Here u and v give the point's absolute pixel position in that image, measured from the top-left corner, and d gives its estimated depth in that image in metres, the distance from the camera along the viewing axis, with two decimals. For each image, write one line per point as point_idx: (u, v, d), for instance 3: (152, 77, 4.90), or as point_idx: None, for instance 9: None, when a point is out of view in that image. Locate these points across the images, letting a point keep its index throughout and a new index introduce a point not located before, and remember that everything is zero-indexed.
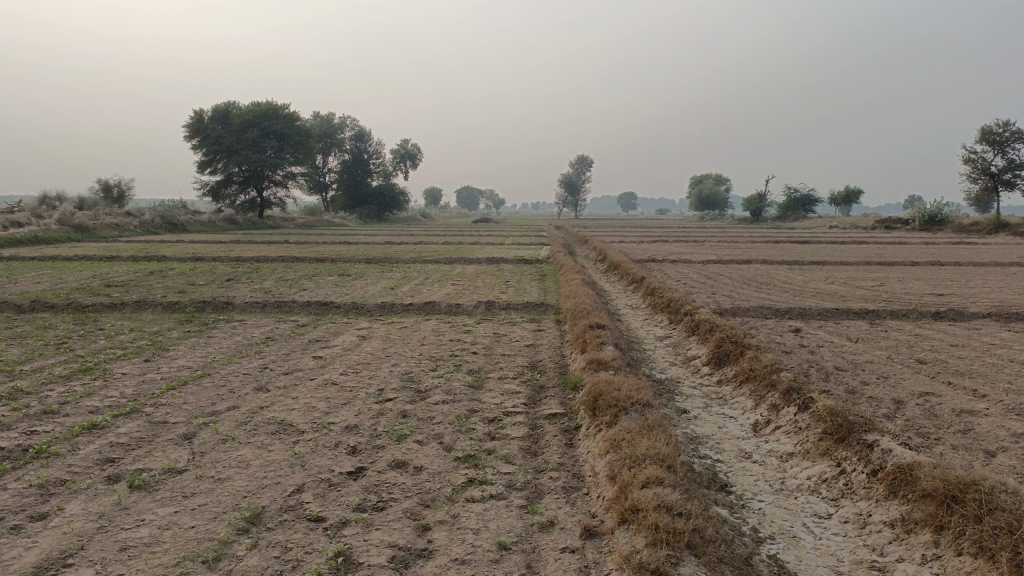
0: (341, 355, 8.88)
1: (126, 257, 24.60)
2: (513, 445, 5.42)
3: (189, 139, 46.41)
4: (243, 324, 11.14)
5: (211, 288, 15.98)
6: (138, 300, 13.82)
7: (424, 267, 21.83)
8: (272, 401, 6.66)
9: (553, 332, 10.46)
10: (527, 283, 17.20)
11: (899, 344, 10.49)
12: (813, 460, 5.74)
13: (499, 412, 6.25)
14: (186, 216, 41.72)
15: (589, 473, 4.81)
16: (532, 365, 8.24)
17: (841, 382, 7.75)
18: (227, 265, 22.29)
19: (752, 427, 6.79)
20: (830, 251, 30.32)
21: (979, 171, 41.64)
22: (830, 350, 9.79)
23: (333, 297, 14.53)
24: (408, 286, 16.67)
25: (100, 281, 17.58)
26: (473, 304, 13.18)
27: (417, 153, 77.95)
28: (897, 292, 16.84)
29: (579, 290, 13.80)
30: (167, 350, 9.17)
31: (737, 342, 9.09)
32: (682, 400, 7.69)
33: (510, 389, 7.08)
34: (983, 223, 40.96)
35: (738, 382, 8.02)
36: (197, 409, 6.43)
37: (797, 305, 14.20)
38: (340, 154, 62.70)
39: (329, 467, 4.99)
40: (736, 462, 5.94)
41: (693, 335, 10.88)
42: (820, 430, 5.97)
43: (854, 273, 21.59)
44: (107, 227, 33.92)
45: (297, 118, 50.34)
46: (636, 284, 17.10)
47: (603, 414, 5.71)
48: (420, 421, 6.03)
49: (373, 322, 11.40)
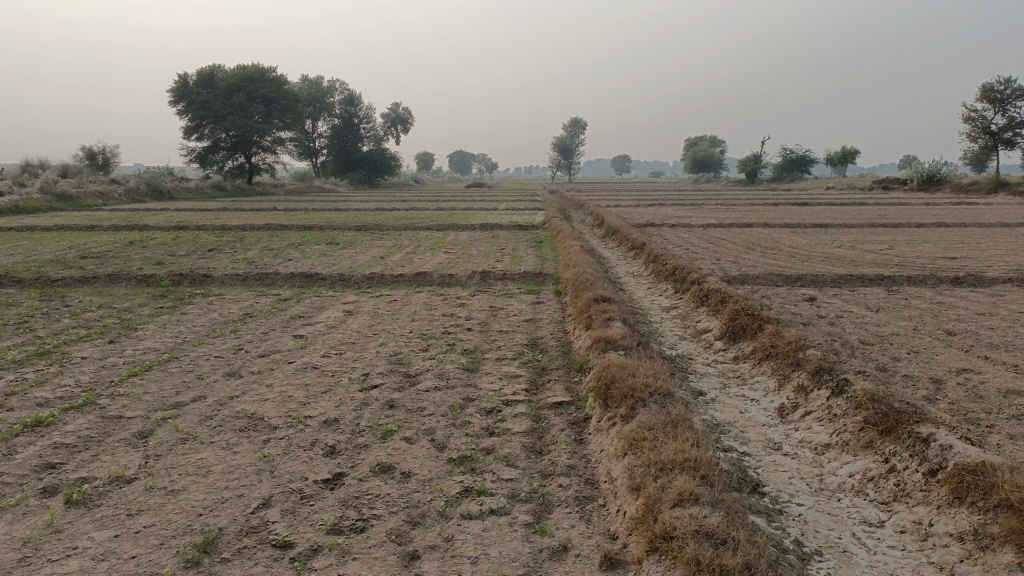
0: (323, 333, 8.15)
1: (106, 226, 23.71)
2: (515, 443, 4.72)
3: (173, 104, 45.01)
4: (220, 299, 10.38)
5: (191, 259, 15.15)
6: (112, 273, 13.01)
7: (416, 234, 21.04)
8: (243, 391, 5.93)
9: (553, 305, 9.72)
10: (523, 250, 16.46)
11: (923, 313, 9.79)
12: (853, 454, 5.08)
13: (498, 401, 5.54)
14: (172, 182, 40.66)
15: (606, 479, 4.13)
16: (532, 343, 7.53)
17: (871, 359, 7.06)
18: (211, 234, 21.47)
19: (778, 413, 6.12)
20: (832, 213, 29.55)
21: (979, 130, 40.77)
22: (851, 321, 9.10)
23: (319, 267, 13.74)
24: (398, 255, 15.91)
25: (75, 252, 16.74)
26: (467, 274, 12.45)
27: (409, 117, 76.51)
28: (908, 256, 16.14)
29: (578, 258, 13.02)
30: (135, 330, 8.41)
31: (753, 316, 8.39)
32: (697, 381, 7.01)
33: (510, 373, 6.37)
34: (983, 183, 40.26)
35: (757, 360, 7.35)
36: (157, 402, 5.71)
37: (808, 271, 13.51)
38: (329, 118, 61.50)
39: (301, 474, 4.28)
40: (765, 455, 5.28)
41: (702, 305, 10.18)
42: (860, 418, 5.33)
43: (861, 235, 20.85)
44: (90, 196, 32.90)
45: (285, 81, 48.97)
46: (636, 251, 16.38)
47: (617, 406, 5.02)
48: (409, 414, 5.32)
49: (359, 295, 10.63)
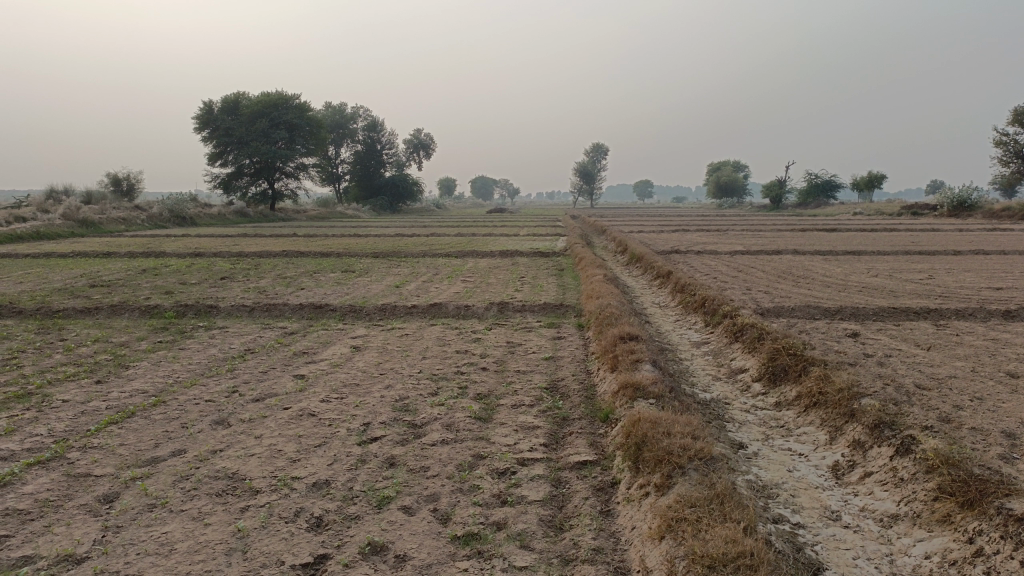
0: (326, 372, 7.53)
1: (123, 252, 23.43)
2: (530, 516, 4.03)
3: (198, 131, 45.11)
4: (222, 332, 9.82)
5: (201, 289, 14.68)
6: (117, 303, 12.51)
7: (434, 261, 20.48)
8: (228, 444, 5.30)
9: (575, 341, 9.05)
10: (544, 279, 15.85)
11: (978, 352, 8.97)
12: (928, 530, 4.32)
13: (513, 460, 4.86)
14: (195, 209, 40.55)
15: (639, 569, 3.44)
16: (552, 387, 6.85)
17: (932, 408, 6.28)
18: (226, 261, 21.09)
19: (832, 473, 5.38)
20: (863, 240, 28.65)
21: (1011, 154, 39.64)
22: (901, 361, 8.32)
23: (330, 297, 13.18)
24: (414, 283, 15.34)
25: (86, 280, 16.36)
26: (483, 305, 11.82)
27: (431, 142, 76.58)
28: (949, 286, 15.28)
29: (601, 289, 12.36)
30: (127, 369, 7.84)
31: (795, 356, 7.65)
32: (736, 431, 6.29)
33: (526, 423, 5.69)
34: (1016, 209, 39.11)
35: (803, 409, 6.61)
36: (129, 458, 5.08)
37: (846, 303, 12.73)
38: (352, 144, 61.50)
39: (277, 557, 3.62)
40: (822, 526, 4.54)
41: (736, 342, 9.45)
42: (933, 485, 4.59)
43: (896, 263, 19.98)
44: (113, 222, 32.78)
45: (309, 108, 49.00)
46: (662, 280, 15.70)
47: (651, 472, 4.33)
48: (411, 475, 4.65)
49: (369, 329, 10.03)
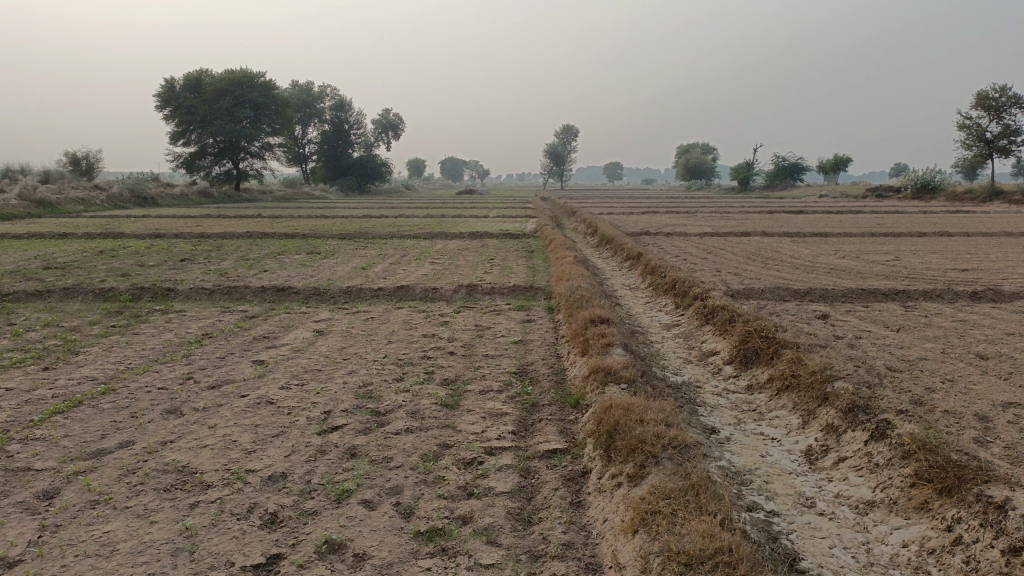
0: (288, 358, 7.25)
1: (80, 233, 22.73)
2: (498, 510, 3.84)
3: (159, 109, 43.95)
4: (180, 316, 9.47)
5: (161, 271, 14.24)
6: (71, 286, 12.05)
7: (402, 243, 20.14)
8: (179, 435, 5.03)
9: (545, 324, 8.86)
10: (514, 261, 15.65)
11: (948, 333, 8.94)
12: (905, 517, 4.22)
13: (480, 449, 4.66)
14: (157, 189, 39.60)
15: (611, 566, 3.27)
16: (521, 371, 6.66)
17: (905, 390, 6.20)
18: (188, 242, 20.54)
19: (805, 458, 5.27)
20: (830, 221, 28.87)
21: (974, 137, 40.14)
22: (873, 343, 8.26)
23: (294, 280, 12.83)
24: (381, 265, 15.05)
25: (40, 262, 15.79)
26: (451, 288, 11.58)
27: (400, 123, 75.69)
28: (916, 268, 15.35)
29: (572, 271, 12.18)
30: (76, 355, 7.49)
31: (768, 338, 7.53)
32: (708, 415, 6.16)
33: (494, 410, 5.49)
34: (978, 191, 39.68)
35: (776, 393, 6.50)
36: (74, 450, 4.79)
37: (815, 285, 12.70)
38: (319, 124, 60.53)
39: (227, 557, 3.40)
40: (798, 515, 4.41)
41: (707, 324, 9.34)
42: (909, 471, 4.48)
43: (864, 245, 20.08)
44: (71, 202, 31.83)
45: (274, 86, 47.96)
46: (632, 262, 15.57)
47: (623, 461, 4.16)
48: (373, 466, 4.43)
49: (334, 312, 9.76)
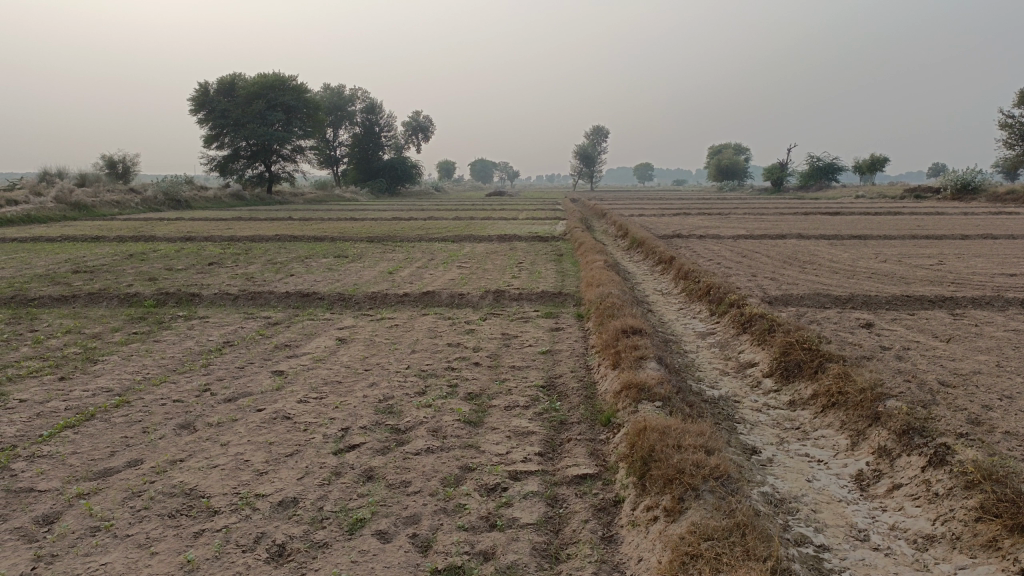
0: (308, 368, 7.02)
1: (112, 236, 22.88)
2: (522, 544, 3.54)
3: (193, 113, 44.29)
4: (202, 323, 9.31)
5: (188, 275, 14.15)
6: (97, 291, 11.96)
7: (430, 246, 19.93)
8: (190, 453, 4.80)
9: (575, 333, 8.54)
10: (543, 265, 15.33)
11: (1001, 345, 8.44)
12: (970, 555, 3.83)
13: (504, 474, 4.36)
14: (190, 192, 39.93)
15: None
16: (550, 385, 6.35)
17: (962, 408, 5.76)
18: (218, 246, 20.51)
19: (856, 484, 4.90)
20: (868, 223, 28.13)
21: (1016, 136, 38.94)
22: (921, 355, 7.79)
23: (320, 285, 12.63)
24: (408, 270, 14.81)
25: (70, 266, 15.83)
26: (479, 293, 11.30)
27: (430, 125, 75.82)
28: (962, 272, 14.72)
29: (602, 276, 11.83)
30: (94, 364, 7.31)
31: (811, 350, 7.13)
32: (748, 434, 5.79)
33: (520, 428, 5.18)
34: (1020, 192, 38.45)
35: (821, 411, 6.10)
36: (80, 470, 4.57)
37: (856, 290, 12.19)
38: (350, 127, 60.72)
39: None
40: (850, 550, 4.04)
41: (744, 333, 8.94)
42: (973, 503, 4.09)
43: (905, 248, 19.44)
44: (106, 205, 32.16)
45: (306, 89, 48.15)
46: (665, 266, 15.17)
47: (660, 492, 3.85)
48: (390, 492, 4.15)
49: (358, 319, 9.52)
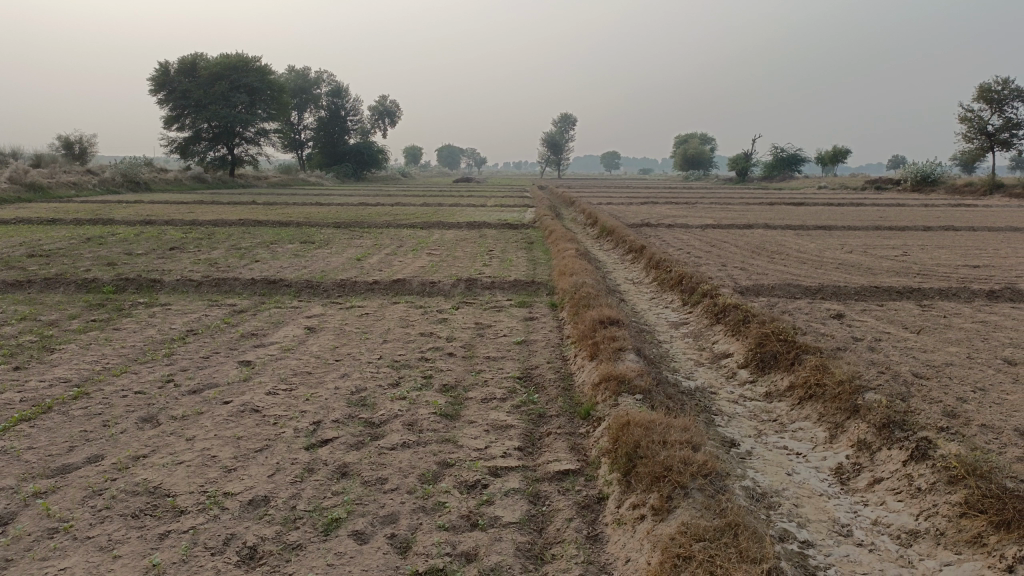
0: (276, 358, 6.80)
1: (69, 219, 22.21)
2: (506, 545, 3.41)
3: (153, 93, 43.16)
4: (164, 310, 9.01)
5: (148, 260, 13.73)
6: (53, 276, 11.53)
7: (398, 233, 19.64)
8: (153, 448, 4.59)
9: (549, 323, 8.42)
10: (513, 253, 15.17)
11: (970, 336, 8.52)
12: (955, 552, 3.79)
13: (484, 470, 4.23)
14: (149, 174, 38.98)
15: None
16: (526, 376, 6.22)
17: (938, 400, 5.75)
18: (179, 230, 20.02)
19: (836, 478, 4.87)
20: (833, 214, 28.47)
21: (975, 130, 39.64)
22: (894, 347, 7.80)
23: (286, 271, 12.34)
24: (377, 257, 14.56)
25: (25, 249, 15.32)
26: (450, 281, 11.11)
27: (397, 110, 75.05)
28: (927, 264, 14.89)
29: (574, 264, 11.73)
30: (50, 353, 7.01)
31: (786, 342, 7.10)
32: (727, 426, 5.74)
33: (498, 422, 5.05)
34: (979, 185, 39.17)
35: (799, 403, 6.07)
36: (36, 466, 4.34)
37: (825, 281, 12.24)
38: (315, 110, 59.73)
39: None
40: (834, 546, 3.98)
41: (718, 323, 8.90)
42: (958, 499, 4.07)
43: (870, 239, 19.65)
44: (63, 186, 31.25)
45: (270, 71, 47.24)
46: (635, 254, 15.12)
47: (646, 491, 3.77)
48: (365, 490, 4.00)
49: (327, 307, 9.29)
